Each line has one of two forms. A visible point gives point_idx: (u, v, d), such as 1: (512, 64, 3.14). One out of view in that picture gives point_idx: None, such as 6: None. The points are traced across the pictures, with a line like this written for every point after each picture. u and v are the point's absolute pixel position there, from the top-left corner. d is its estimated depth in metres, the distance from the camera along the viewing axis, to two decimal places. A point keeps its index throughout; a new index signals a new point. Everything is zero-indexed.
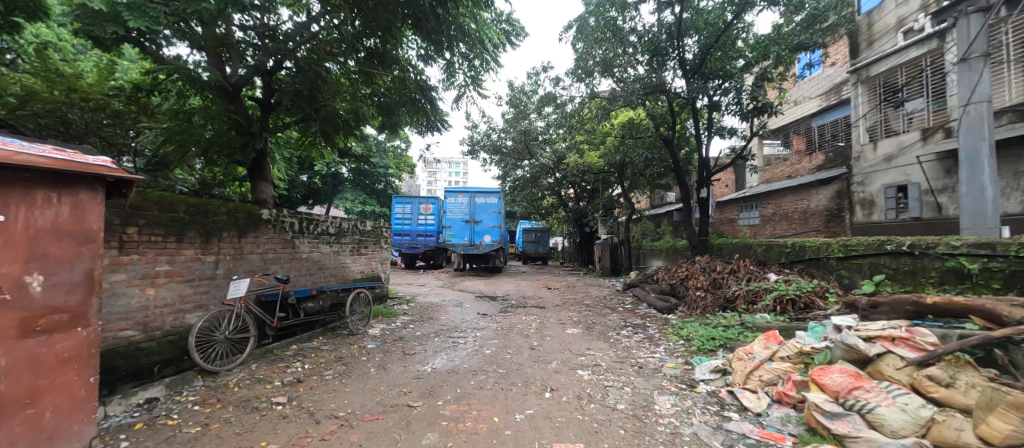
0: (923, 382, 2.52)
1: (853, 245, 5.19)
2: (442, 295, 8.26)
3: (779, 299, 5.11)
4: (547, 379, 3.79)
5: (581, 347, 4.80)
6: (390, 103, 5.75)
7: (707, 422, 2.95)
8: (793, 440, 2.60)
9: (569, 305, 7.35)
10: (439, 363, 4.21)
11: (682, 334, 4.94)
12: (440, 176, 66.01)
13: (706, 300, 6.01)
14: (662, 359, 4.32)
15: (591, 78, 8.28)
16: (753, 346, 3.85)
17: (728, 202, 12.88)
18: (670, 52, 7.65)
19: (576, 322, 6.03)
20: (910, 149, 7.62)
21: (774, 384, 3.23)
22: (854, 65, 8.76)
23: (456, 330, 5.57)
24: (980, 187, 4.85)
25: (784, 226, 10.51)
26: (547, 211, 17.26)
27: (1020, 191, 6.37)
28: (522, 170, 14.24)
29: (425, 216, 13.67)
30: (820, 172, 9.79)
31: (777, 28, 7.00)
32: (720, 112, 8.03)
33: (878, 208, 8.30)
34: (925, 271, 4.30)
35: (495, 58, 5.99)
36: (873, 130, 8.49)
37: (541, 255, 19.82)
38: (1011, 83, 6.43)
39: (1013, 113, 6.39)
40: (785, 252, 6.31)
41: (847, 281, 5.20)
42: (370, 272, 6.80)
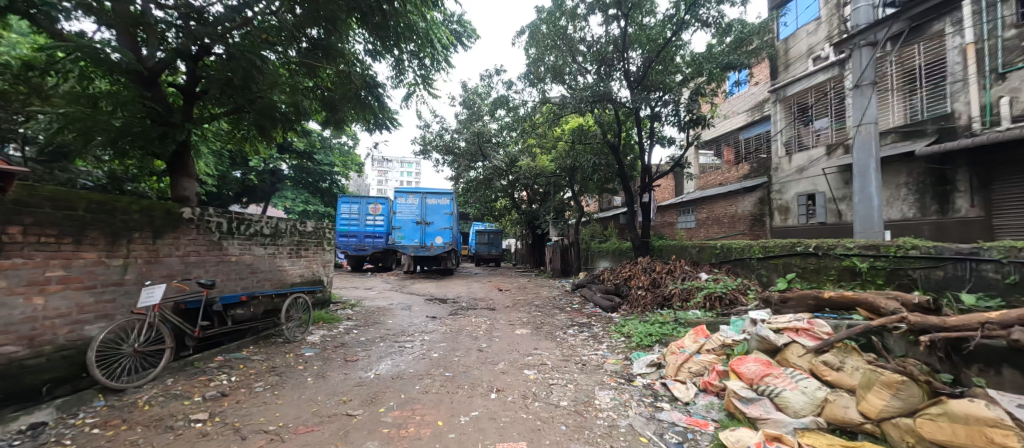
0: (820, 366, 2.88)
1: (771, 247, 5.78)
2: (390, 299, 8.00)
3: (708, 296, 5.54)
4: (493, 380, 3.81)
5: (528, 346, 4.89)
6: (334, 99, 5.48)
7: (641, 413, 3.14)
8: (715, 425, 2.87)
9: (519, 306, 7.45)
10: (384, 369, 4.09)
11: (623, 331, 5.21)
12: (392, 175, 63.86)
13: (646, 298, 6.37)
14: (604, 355, 4.53)
15: (542, 82, 8.47)
16: (684, 340, 4.16)
17: (668, 206, 13.76)
18: (616, 64, 8.01)
19: (524, 322, 6.13)
20: (818, 163, 8.63)
21: (701, 375, 3.51)
22: (774, 85, 9.74)
23: (403, 334, 5.42)
24: (870, 196, 5.59)
25: (716, 229, 11.43)
26: (500, 213, 17.35)
27: (900, 201, 7.44)
28: (475, 171, 14.04)
29: (374, 217, 13.16)
30: (746, 180, 10.81)
31: (710, 48, 7.63)
32: (661, 122, 8.61)
33: (793, 213, 9.30)
34: (827, 269, 4.89)
35: (446, 58, 5.94)
36: (788, 144, 9.51)
37: (495, 256, 19.90)
38: (895, 109, 7.51)
39: (896, 134, 7.48)
40: (715, 253, 6.88)
41: (766, 279, 5.79)
42: (312, 275, 6.43)
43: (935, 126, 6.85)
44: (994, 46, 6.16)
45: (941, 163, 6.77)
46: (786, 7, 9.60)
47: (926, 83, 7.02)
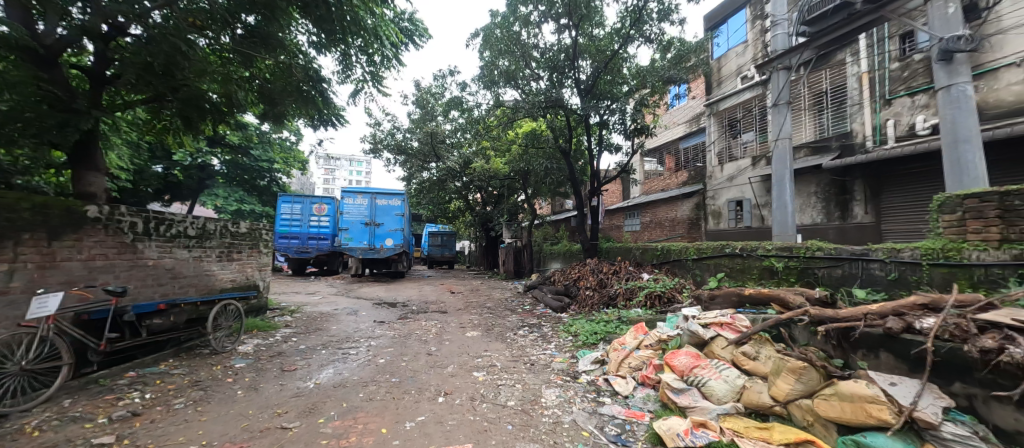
0: (740, 357, 3.19)
1: (704, 248, 6.28)
2: (335, 304, 7.62)
3: (649, 295, 5.88)
4: (441, 384, 3.77)
5: (478, 349, 4.90)
6: (274, 91, 5.17)
7: (584, 408, 3.27)
8: (650, 415, 3.09)
9: (471, 308, 7.42)
10: (325, 377, 3.89)
11: (570, 331, 5.39)
12: (341, 174, 60.77)
13: (593, 298, 6.63)
14: (552, 354, 4.66)
15: (496, 86, 8.54)
16: (625, 337, 4.39)
17: (616, 210, 14.42)
18: (568, 71, 8.30)
19: (475, 325, 6.13)
20: (745, 172, 9.51)
21: (639, 369, 3.74)
22: (709, 100, 10.61)
23: (348, 340, 5.20)
24: (785, 203, 6.26)
25: (658, 232, 12.17)
26: (454, 215, 17.17)
27: (811, 208, 8.38)
28: (428, 172, 13.75)
29: (319, 217, 12.47)
30: (685, 187, 11.63)
31: (653, 62, 8.14)
32: (609, 130, 9.04)
33: (724, 218, 10.16)
34: (750, 269, 5.41)
35: (397, 56, 5.81)
36: (720, 155, 10.38)
37: (448, 259, 19.67)
38: (807, 126, 8.48)
39: (807, 149, 8.41)
40: (656, 255, 7.34)
41: (699, 278, 6.27)
42: (246, 280, 5.95)
43: (838, 143, 7.82)
44: (882, 76, 7.19)
45: (842, 175, 7.73)
46: (719, 29, 10.52)
47: (831, 105, 8.01)
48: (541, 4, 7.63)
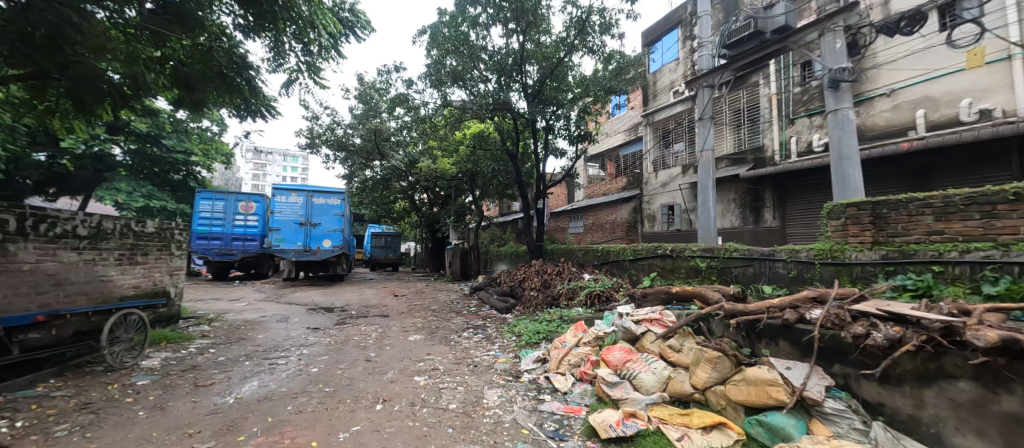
0: (666, 350, 3.45)
1: (639, 250, 6.69)
2: (262, 310, 7.00)
3: (589, 295, 6.13)
4: (380, 391, 3.63)
5: (421, 352, 4.79)
6: (191, 76, 4.67)
7: (525, 407, 3.35)
8: (586, 410, 3.25)
9: (414, 311, 7.23)
10: (249, 391, 3.57)
11: (514, 331, 5.47)
12: (274, 169, 56.11)
13: (537, 299, 6.77)
14: (495, 355, 4.69)
15: (443, 85, 8.42)
16: (565, 335, 4.55)
17: (561, 213, 14.87)
18: (515, 75, 8.43)
19: (418, 328, 5.99)
20: (677, 179, 10.33)
21: (578, 366, 3.90)
22: (646, 111, 11.36)
23: (276, 349, 4.81)
24: (708, 208, 6.90)
25: (600, 234, 12.77)
26: (399, 216, 16.59)
27: (730, 213, 9.32)
28: (371, 171, 13.05)
29: (246, 216, 11.42)
30: (624, 192, 12.34)
31: (596, 72, 8.54)
32: (554, 135, 9.34)
33: (658, 221, 10.95)
34: (678, 268, 5.87)
35: (337, 47, 5.51)
36: (655, 163, 11.16)
37: (393, 261, 19.00)
38: (727, 139, 9.41)
39: (727, 160, 9.36)
40: (597, 256, 7.72)
41: (635, 277, 6.68)
42: (153, 287, 5.25)
43: (753, 155, 8.77)
44: (787, 98, 8.19)
45: (756, 184, 8.68)
46: (655, 46, 11.34)
47: (747, 121, 8.96)
48: (489, 6, 7.67)
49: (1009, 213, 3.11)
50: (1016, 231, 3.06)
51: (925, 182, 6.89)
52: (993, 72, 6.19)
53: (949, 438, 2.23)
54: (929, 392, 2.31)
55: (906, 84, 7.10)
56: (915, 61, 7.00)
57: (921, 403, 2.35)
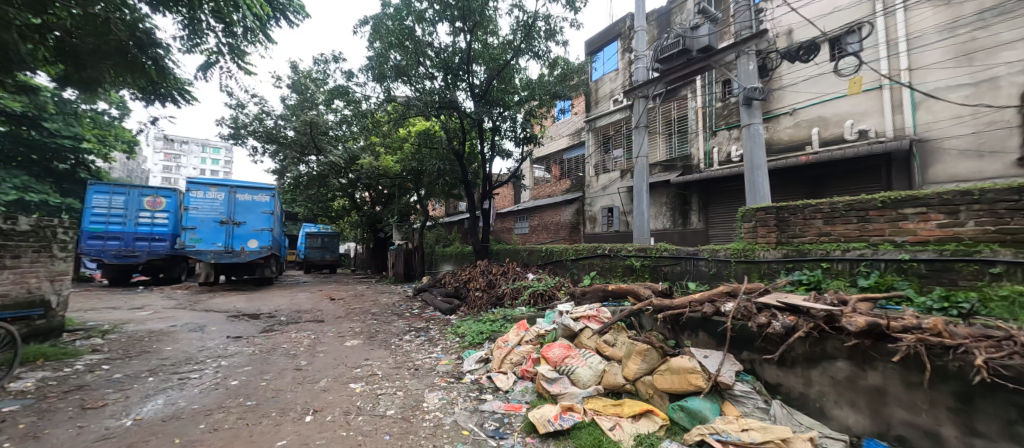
0: (602, 345, 3.64)
1: (581, 250, 6.97)
2: (171, 319, 6.22)
3: (532, 294, 6.25)
4: (310, 401, 3.40)
5: (358, 358, 4.56)
6: (82, 49, 4.02)
7: (466, 408, 3.34)
8: (526, 406, 3.33)
9: (352, 315, 6.87)
10: (152, 410, 3.15)
11: (458, 332, 5.42)
12: (191, 161, 50.14)
13: (481, 299, 6.78)
14: (437, 357, 4.61)
15: (386, 80, 8.12)
16: (508, 335, 4.60)
17: (507, 213, 15.01)
18: (461, 74, 8.39)
19: (356, 333, 5.70)
20: (616, 183, 10.93)
21: (519, 364, 3.98)
22: (589, 117, 11.88)
23: (189, 362, 4.31)
24: (642, 211, 7.37)
25: (544, 235, 13.10)
26: (338, 215, 15.68)
27: (662, 216, 10.05)
28: (306, 166, 12.15)
29: (154, 213, 10.09)
30: (568, 194, 12.80)
31: (542, 76, 8.76)
32: (501, 136, 9.44)
33: (599, 223, 11.50)
34: (615, 267, 6.21)
35: (265, 31, 5.08)
36: (596, 166, 11.70)
37: (330, 262, 17.90)
38: (661, 147, 10.15)
39: (661, 166, 10.08)
40: (541, 256, 7.93)
41: (576, 276, 6.95)
42: (28, 296, 4.44)
43: (682, 163, 9.57)
44: (711, 112, 9.02)
45: (684, 189, 9.45)
46: (598, 56, 11.91)
47: (677, 131, 9.74)
48: (435, 3, 7.55)
49: (878, 217, 3.76)
50: (883, 232, 3.72)
51: (818, 191, 7.97)
52: (868, 98, 7.34)
53: (830, 410, 2.60)
54: (815, 371, 2.68)
55: (805, 105, 8.16)
56: (811, 85, 8.08)
57: (810, 382, 2.71)
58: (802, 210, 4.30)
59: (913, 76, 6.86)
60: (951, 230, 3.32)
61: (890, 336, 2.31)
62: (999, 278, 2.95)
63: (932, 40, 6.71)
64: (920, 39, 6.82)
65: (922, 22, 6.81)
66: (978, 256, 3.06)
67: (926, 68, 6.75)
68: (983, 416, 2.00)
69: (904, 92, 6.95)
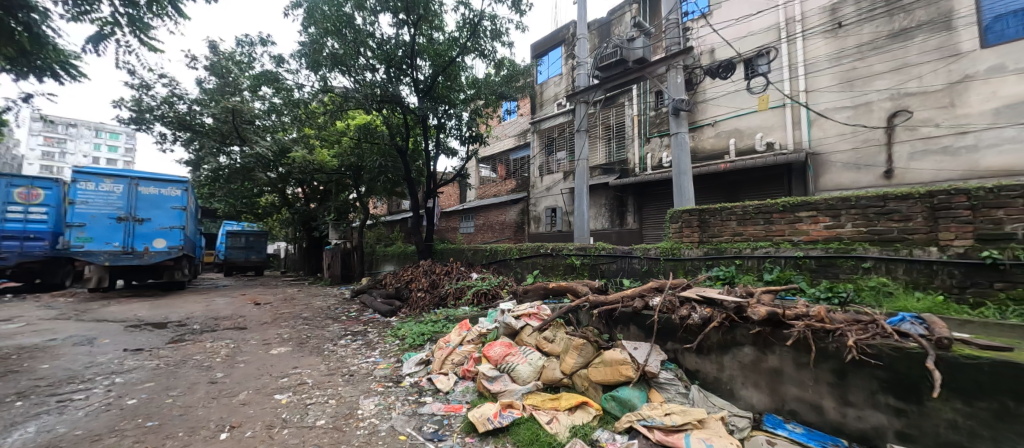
0: (542, 341, 3.74)
1: (524, 249, 7.10)
2: (49, 332, 5.27)
3: (476, 293, 6.23)
4: (227, 417, 3.08)
5: (285, 366, 4.23)
6: None
7: (404, 412, 3.24)
8: (466, 406, 3.31)
9: (280, 320, 6.35)
10: (18, 440, 2.65)
11: (398, 335, 5.25)
12: (81, 147, 43.02)
13: (424, 300, 6.63)
14: (375, 361, 4.42)
15: (322, 68, 7.63)
16: (450, 335, 4.56)
17: (452, 212, 14.81)
18: (404, 69, 8.15)
19: (284, 339, 5.28)
20: (559, 184, 11.30)
21: (460, 365, 3.95)
22: (534, 119, 12.15)
23: (72, 381, 3.69)
24: (582, 211, 7.70)
25: (489, 234, 13.13)
26: (266, 212, 14.48)
27: (601, 216, 10.56)
28: (228, 157, 10.98)
29: (28, 208, 8.52)
30: (513, 194, 12.96)
31: (488, 76, 8.80)
32: (446, 134, 9.31)
33: (542, 223, 11.81)
34: (557, 266, 6.40)
35: (175, 3, 4.50)
36: (541, 167, 11.98)
37: (255, 264, 16.43)
38: (601, 151, 10.67)
39: (601, 169, 10.59)
40: (486, 255, 7.93)
41: (520, 275, 7.06)
42: None
43: (620, 167, 10.14)
44: (646, 120, 9.65)
45: (622, 192, 10.01)
46: (543, 60, 12.23)
47: (616, 136, 10.30)
48: None
49: (780, 220, 4.28)
50: (783, 233, 4.24)
51: (734, 196, 8.85)
52: (775, 114, 8.33)
53: (738, 391, 2.91)
54: (727, 357, 2.98)
55: (725, 118, 9.05)
56: (730, 100, 8.96)
57: (722, 367, 3.01)
58: (719, 212, 4.76)
59: (808, 97, 7.90)
60: (835, 230, 3.91)
61: (786, 323, 2.64)
62: (869, 272, 3.60)
63: (823, 66, 7.77)
64: (814, 65, 7.87)
65: (816, 50, 7.85)
66: (854, 253, 3.69)
67: (819, 91, 7.82)
68: (854, 389, 2.36)
69: (802, 110, 7.98)
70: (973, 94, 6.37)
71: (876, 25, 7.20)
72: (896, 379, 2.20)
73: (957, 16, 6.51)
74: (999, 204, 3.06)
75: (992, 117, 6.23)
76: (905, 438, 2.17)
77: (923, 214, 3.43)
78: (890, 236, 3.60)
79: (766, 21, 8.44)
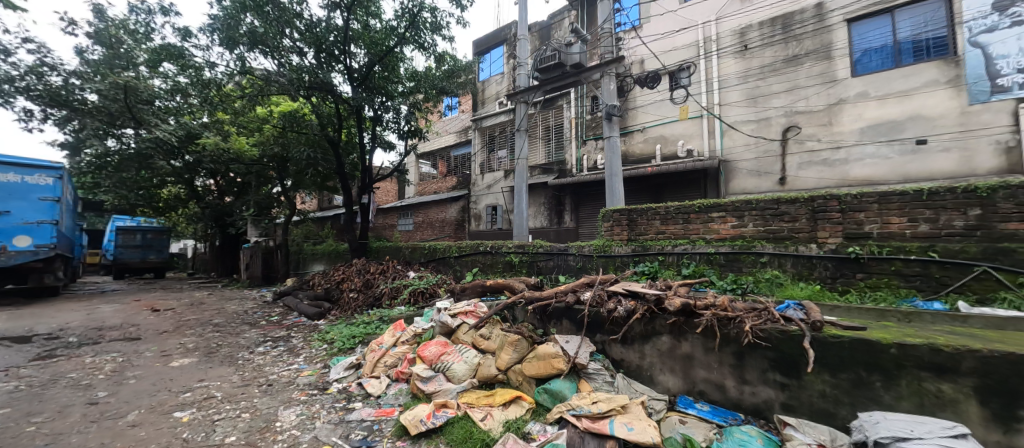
0: (478, 339, 3.73)
1: (464, 247, 7.05)
2: None
3: (413, 293, 6.04)
4: (111, 442, 2.65)
5: (188, 380, 3.75)
6: None
7: (329, 420, 3.04)
8: (399, 409, 3.21)
9: (184, 328, 5.62)
10: None
11: (326, 339, 4.94)
12: None
13: (357, 301, 6.31)
14: (298, 368, 4.11)
15: (239, 46, 6.84)
16: (383, 336, 4.38)
17: (390, 209, 14.20)
18: (336, 55, 7.64)
19: (188, 350, 4.68)
20: (500, 182, 11.40)
21: (394, 367, 3.82)
22: (475, 116, 12.12)
23: None
24: (521, 209, 7.84)
25: (429, 232, 12.80)
26: (170, 207, 12.88)
27: (540, 215, 10.84)
28: (117, 142, 9.37)
29: None
30: (454, 192, 12.80)
31: (429, 69, 8.59)
32: (383, 127, 8.92)
33: (483, 221, 11.84)
34: (496, 264, 6.45)
35: None
36: (482, 165, 11.97)
37: (154, 265, 14.41)
38: (541, 151, 10.94)
39: (541, 169, 10.86)
40: (424, 253, 7.74)
41: (459, 273, 7.00)
42: None
43: (558, 167, 10.48)
44: (583, 123, 10.06)
45: (560, 191, 10.36)
46: (485, 57, 12.25)
47: (555, 137, 10.63)
48: None
49: (695, 219, 4.72)
50: (698, 231, 4.69)
51: (659, 197, 9.60)
52: (694, 124, 9.18)
53: (657, 377, 3.17)
54: (648, 346, 3.23)
55: (652, 124, 9.77)
56: (657, 108, 9.69)
57: (643, 355, 3.25)
58: (645, 212, 5.13)
59: (721, 110, 8.82)
60: (740, 230, 4.41)
61: (697, 313, 2.93)
62: (766, 265, 4.11)
63: (733, 83, 8.71)
64: (726, 81, 8.80)
65: (727, 68, 8.77)
66: (754, 249, 4.19)
67: (730, 105, 8.75)
68: (750, 368, 2.68)
69: (716, 121, 8.88)
70: (845, 115, 7.56)
71: (775, 50, 8.23)
72: (782, 358, 2.55)
73: (835, 48, 7.67)
74: (860, 208, 3.73)
75: (859, 135, 7.44)
76: (787, 408, 2.52)
77: (806, 215, 4.01)
78: (782, 234, 4.16)
79: (687, 38, 9.27)
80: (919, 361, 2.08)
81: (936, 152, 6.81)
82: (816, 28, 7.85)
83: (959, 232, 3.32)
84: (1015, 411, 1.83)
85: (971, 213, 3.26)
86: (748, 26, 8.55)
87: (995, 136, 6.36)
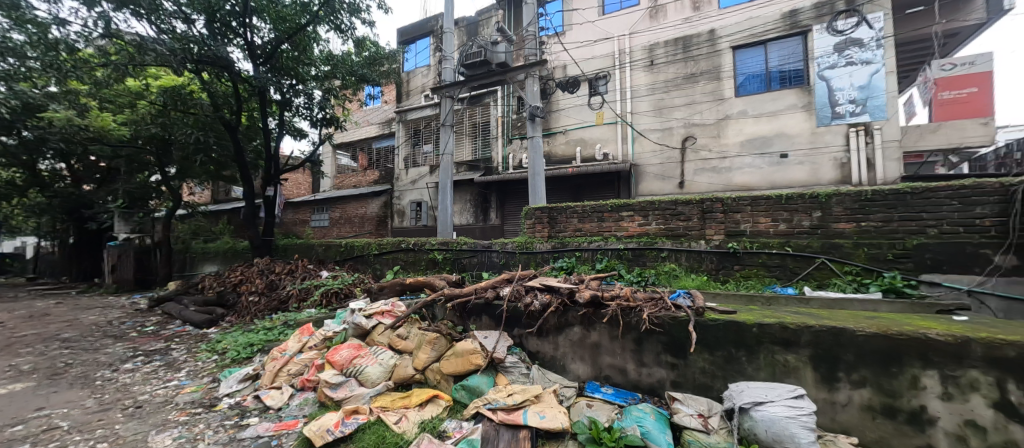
0: (396, 339, 3.61)
1: (384, 244, 6.73)
2: None
3: (325, 293, 5.61)
4: None
5: (18, 411, 3.03)
6: None
7: (217, 441, 2.69)
8: (303, 420, 2.96)
9: (17, 347, 4.54)
10: None
11: (217, 349, 4.38)
12: None
13: (258, 305, 5.68)
14: (179, 385, 3.58)
15: (101, 4, 5.75)
16: (287, 342, 4.00)
17: (301, 203, 12.95)
18: (234, 27, 6.80)
19: (22, 372, 3.79)
20: (424, 178, 11.13)
21: (299, 375, 3.52)
22: (399, 108, 11.63)
23: None
24: (446, 206, 7.73)
25: (347, 228, 11.97)
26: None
27: (466, 212, 10.82)
28: None
29: None
30: (375, 186, 12.15)
31: (347, 54, 8.03)
32: (293, 113, 8.11)
33: (407, 217, 11.45)
34: (418, 261, 6.29)
35: None
36: (407, 159, 11.55)
37: None
38: (468, 147, 10.90)
39: (468, 165, 10.83)
40: (340, 252, 7.24)
41: (378, 271, 6.67)
42: None
43: (485, 164, 10.54)
44: (509, 122, 10.23)
45: (486, 189, 10.43)
46: (410, 47, 11.82)
47: (482, 135, 10.67)
48: None
49: (608, 218, 5.10)
50: (611, 229, 5.09)
51: (578, 197, 10.15)
52: (610, 129, 9.89)
53: (569, 365, 3.37)
54: (561, 337, 3.41)
55: (574, 127, 10.30)
56: (578, 112, 10.25)
57: (557, 345, 3.44)
58: (564, 210, 5.42)
59: (633, 118, 9.64)
60: (645, 227, 4.88)
61: (604, 304, 3.18)
62: (665, 259, 4.61)
63: (643, 93, 9.57)
64: (637, 92, 9.62)
65: (638, 80, 9.61)
66: (656, 245, 4.66)
67: (641, 113, 9.59)
68: (647, 352, 2.99)
69: (629, 128, 9.68)
70: (731, 129, 8.75)
71: (677, 68, 9.20)
72: (672, 341, 2.88)
73: (723, 70, 8.81)
74: (738, 209, 4.38)
75: (741, 147, 8.66)
76: (676, 384, 2.86)
77: (698, 215, 4.58)
78: (678, 232, 4.70)
79: (604, 49, 9.96)
80: (773, 337, 2.49)
81: (795, 164, 8.23)
82: (709, 51, 8.94)
83: (806, 230, 4.07)
84: (836, 373, 2.30)
85: (815, 215, 4.02)
86: (655, 43, 9.45)
87: (835, 154, 7.90)
